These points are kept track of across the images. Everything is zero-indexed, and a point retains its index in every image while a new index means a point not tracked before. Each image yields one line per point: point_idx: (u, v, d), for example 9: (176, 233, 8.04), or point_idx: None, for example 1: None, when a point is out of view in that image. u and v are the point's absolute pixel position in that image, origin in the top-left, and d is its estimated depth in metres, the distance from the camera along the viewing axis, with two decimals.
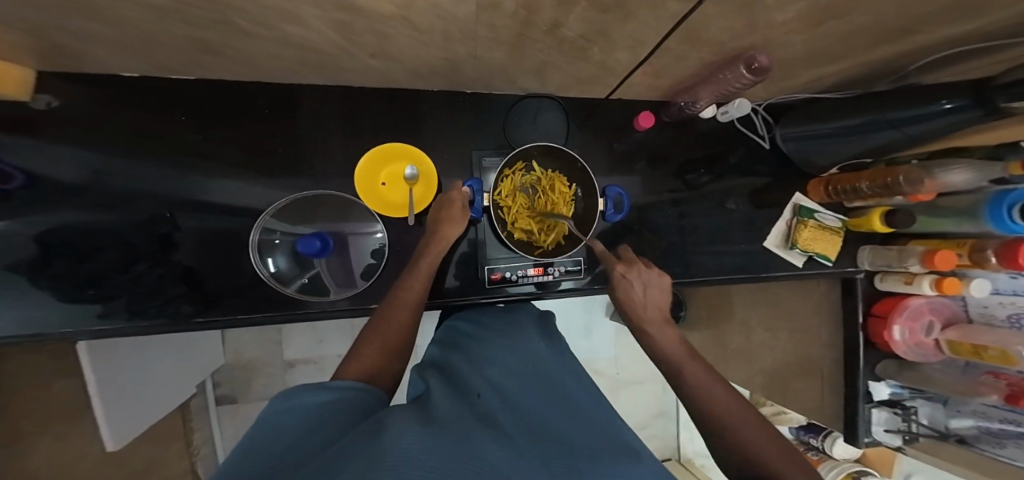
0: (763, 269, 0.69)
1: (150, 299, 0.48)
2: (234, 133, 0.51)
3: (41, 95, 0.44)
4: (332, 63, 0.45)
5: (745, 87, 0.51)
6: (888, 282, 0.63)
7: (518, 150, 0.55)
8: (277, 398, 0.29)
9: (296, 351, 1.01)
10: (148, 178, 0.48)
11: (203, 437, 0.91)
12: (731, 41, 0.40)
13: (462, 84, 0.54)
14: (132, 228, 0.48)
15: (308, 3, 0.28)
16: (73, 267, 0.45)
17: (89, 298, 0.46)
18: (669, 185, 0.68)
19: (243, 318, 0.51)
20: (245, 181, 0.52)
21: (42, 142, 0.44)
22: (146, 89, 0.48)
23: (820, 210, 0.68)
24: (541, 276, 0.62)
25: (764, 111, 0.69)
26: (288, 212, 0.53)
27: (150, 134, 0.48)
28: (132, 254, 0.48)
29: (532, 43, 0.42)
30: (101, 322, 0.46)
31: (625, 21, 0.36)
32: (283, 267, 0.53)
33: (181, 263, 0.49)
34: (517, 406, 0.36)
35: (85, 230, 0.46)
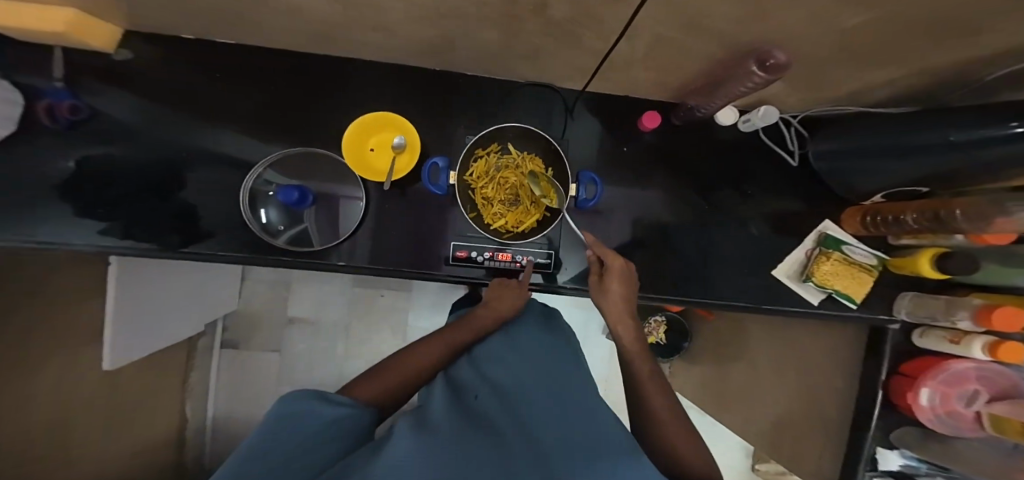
0: (776, 302, 0.61)
1: (142, 228, 0.52)
2: (244, 94, 0.55)
3: (123, 49, 0.52)
4: (332, 33, 0.47)
5: (760, 88, 0.43)
6: (930, 338, 0.53)
7: (492, 129, 0.54)
8: (286, 403, 0.32)
9: (300, 309, 1.08)
10: (173, 127, 0.53)
11: (200, 376, 1.02)
12: (745, 35, 0.35)
13: (460, 64, 0.54)
14: (149, 169, 0.53)
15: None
16: (98, 191, 0.51)
17: (96, 216, 0.51)
18: (672, 194, 0.62)
19: (226, 257, 0.54)
20: (249, 141, 0.56)
21: (99, 86, 0.51)
22: (189, 49, 0.53)
23: (850, 242, 0.59)
24: (511, 263, 0.58)
25: (798, 124, 0.61)
26: (285, 167, 0.55)
27: (172, 87, 0.53)
28: (146, 186, 0.53)
29: (520, 24, 0.40)
30: (101, 237, 0.51)
31: (616, 4, 0.33)
32: (273, 220, 0.55)
33: (186, 201, 0.54)
34: (513, 406, 0.40)
35: (114, 164, 0.52)
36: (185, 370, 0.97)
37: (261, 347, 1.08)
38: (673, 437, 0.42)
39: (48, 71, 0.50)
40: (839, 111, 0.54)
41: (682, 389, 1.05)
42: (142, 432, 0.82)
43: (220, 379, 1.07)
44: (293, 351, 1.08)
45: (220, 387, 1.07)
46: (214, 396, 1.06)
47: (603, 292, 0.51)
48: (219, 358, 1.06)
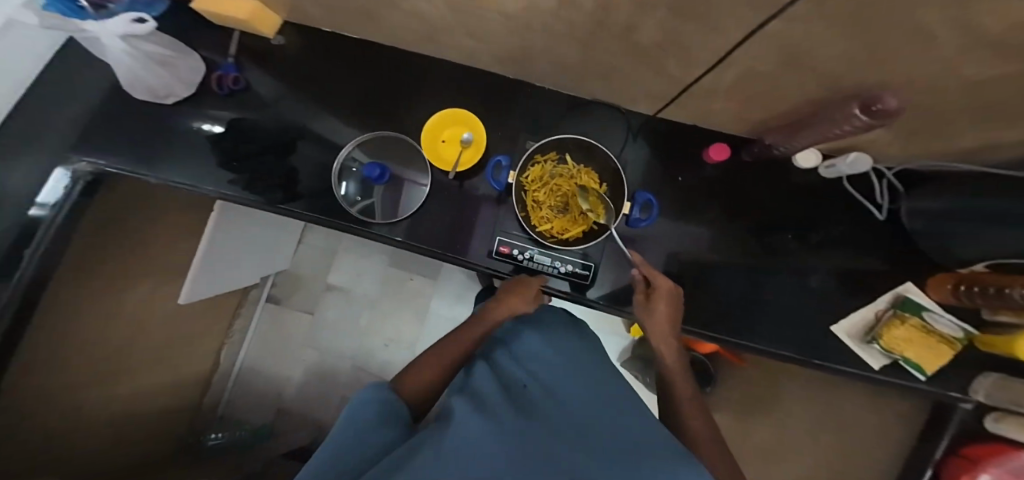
0: (830, 361, 0.57)
1: (261, 181, 0.60)
2: (350, 81, 0.64)
3: (279, 36, 0.64)
4: (434, 36, 0.53)
5: (860, 131, 0.43)
6: (1006, 424, 0.50)
7: (553, 138, 0.57)
8: (359, 401, 0.40)
9: (339, 276, 1.15)
10: (291, 103, 0.63)
11: (242, 326, 1.13)
12: (845, 72, 0.35)
13: (537, 77, 0.58)
14: (272, 134, 0.62)
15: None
16: (231, 148, 0.61)
17: (230, 168, 0.60)
18: (721, 230, 0.62)
19: (314, 218, 0.60)
20: (340, 123, 0.63)
21: (251, 63, 0.63)
22: (319, 40, 0.63)
23: (933, 310, 0.54)
24: (551, 267, 0.59)
25: (892, 178, 0.57)
26: (369, 147, 0.62)
27: (298, 71, 0.63)
28: (267, 148, 0.61)
29: (604, 44, 0.43)
30: (229, 186, 0.60)
31: (708, 32, 0.35)
32: (352, 192, 0.61)
33: (294, 165, 0.61)
34: (555, 393, 0.43)
35: (244, 125, 0.62)
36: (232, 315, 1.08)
37: (298, 307, 1.16)
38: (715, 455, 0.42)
39: (226, 50, 0.63)
40: (950, 168, 0.48)
41: None
42: (177, 364, 0.90)
43: (257, 333, 1.15)
44: (324, 316, 1.15)
45: (252, 341, 1.15)
46: (245, 348, 1.15)
47: (647, 312, 0.52)
48: (261, 312, 1.15)
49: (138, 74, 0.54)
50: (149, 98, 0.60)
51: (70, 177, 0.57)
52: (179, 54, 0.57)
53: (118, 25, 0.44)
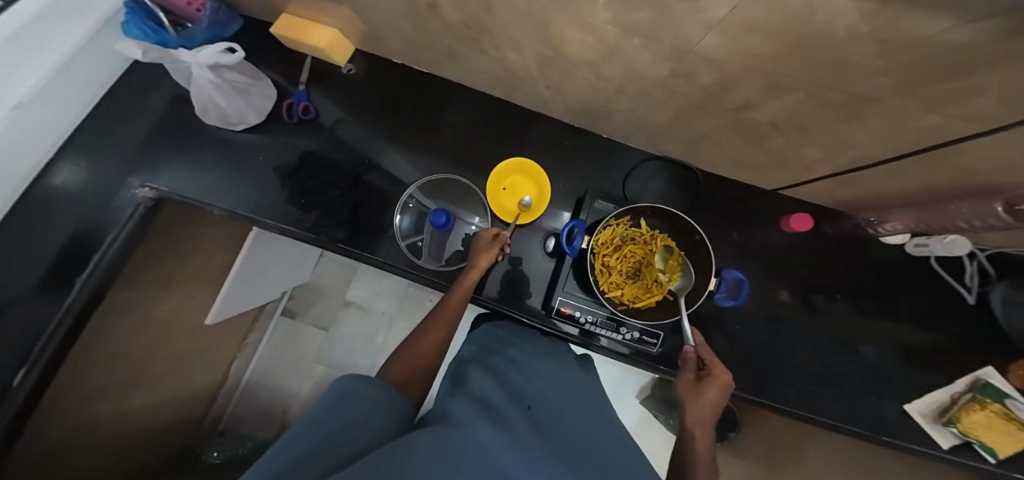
0: (887, 432, 0.55)
1: (331, 218, 0.56)
2: (404, 120, 0.61)
3: (349, 64, 0.60)
4: (511, 81, 0.49)
5: (981, 228, 0.41)
6: None
7: (630, 206, 0.55)
8: (349, 386, 0.29)
9: (358, 293, 1.12)
10: (344, 144, 0.59)
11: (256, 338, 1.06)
12: (984, 172, 0.32)
13: (608, 130, 0.55)
14: (341, 166, 0.58)
15: (524, 19, 0.31)
16: (307, 182, 0.57)
17: (299, 205, 0.56)
18: (781, 292, 0.60)
19: (374, 260, 0.56)
20: (400, 160, 0.60)
21: (311, 92, 0.59)
22: (388, 80, 0.61)
23: (1016, 396, 0.51)
24: (611, 333, 0.56)
25: (983, 260, 0.56)
26: (431, 188, 0.60)
27: (352, 106, 0.60)
28: (336, 182, 0.57)
29: (705, 116, 0.39)
30: (292, 224, 0.55)
31: (843, 121, 0.32)
32: (404, 226, 0.58)
33: (361, 200, 0.57)
34: (556, 441, 0.38)
35: (320, 159, 0.58)
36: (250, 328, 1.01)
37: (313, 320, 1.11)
38: None
39: (296, 76, 0.60)
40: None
41: None
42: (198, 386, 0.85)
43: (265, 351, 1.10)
44: (337, 334, 1.10)
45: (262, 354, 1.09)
46: (257, 360, 1.08)
47: (693, 393, 0.46)
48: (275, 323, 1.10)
49: (211, 95, 0.52)
50: (218, 124, 0.56)
51: (129, 204, 0.53)
52: (255, 82, 0.56)
53: (211, 55, 0.47)
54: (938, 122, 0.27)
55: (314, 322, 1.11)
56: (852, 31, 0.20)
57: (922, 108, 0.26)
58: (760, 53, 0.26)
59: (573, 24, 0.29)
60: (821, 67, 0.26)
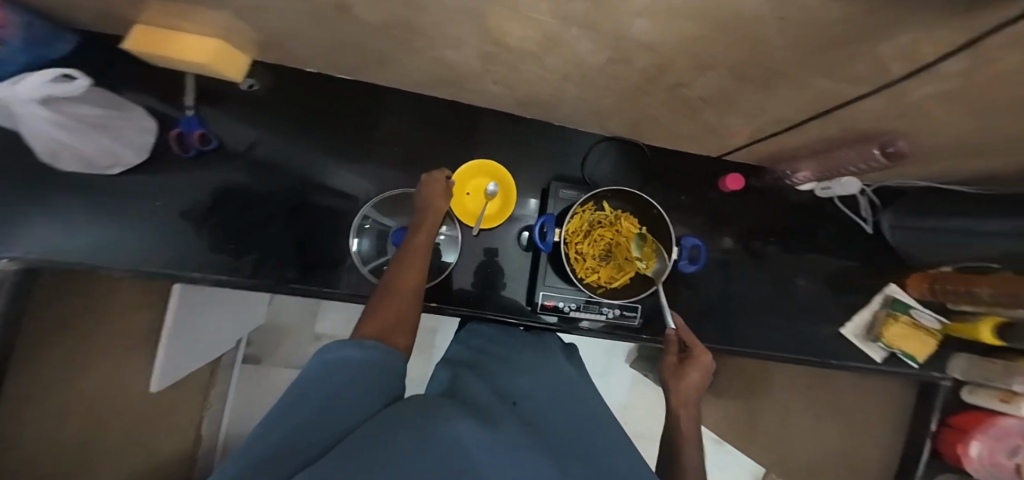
0: (829, 352, 0.64)
1: (269, 261, 0.53)
2: (344, 132, 0.57)
3: (248, 78, 0.54)
4: (456, 81, 0.47)
5: (868, 170, 0.48)
6: (977, 395, 0.62)
7: (593, 192, 0.58)
8: (334, 354, 0.27)
9: (326, 325, 1.05)
10: (283, 165, 0.55)
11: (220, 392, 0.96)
12: (867, 122, 0.37)
13: (557, 117, 0.56)
14: (272, 197, 0.55)
15: (453, 24, 0.30)
16: (230, 222, 0.53)
17: (226, 251, 0.52)
18: (731, 246, 0.65)
19: (330, 294, 0.54)
20: (355, 179, 0.57)
21: (219, 113, 0.54)
22: (303, 91, 0.56)
23: (916, 307, 0.62)
24: (598, 315, 0.61)
25: (872, 194, 0.65)
26: (387, 205, 0.57)
27: (282, 125, 0.55)
28: (269, 218, 0.54)
29: (646, 95, 0.41)
30: (227, 273, 0.52)
31: (761, 90, 0.35)
32: (364, 249, 0.56)
33: (301, 234, 0.55)
34: (551, 425, 0.38)
35: (240, 193, 0.53)
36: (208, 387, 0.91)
37: (283, 362, 1.03)
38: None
39: (178, 98, 0.53)
40: (909, 183, 0.56)
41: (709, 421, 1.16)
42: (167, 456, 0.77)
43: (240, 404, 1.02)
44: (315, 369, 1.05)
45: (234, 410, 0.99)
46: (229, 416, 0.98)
47: (677, 376, 0.49)
48: (238, 375, 1.00)
49: (58, 138, 0.40)
50: (77, 168, 0.46)
51: None
52: (116, 113, 0.46)
53: (43, 86, 0.34)
54: (838, 83, 0.31)
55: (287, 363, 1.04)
56: (758, 11, 0.21)
57: (821, 72, 0.29)
58: (690, 38, 0.27)
59: (509, 24, 0.28)
60: (743, 45, 0.27)
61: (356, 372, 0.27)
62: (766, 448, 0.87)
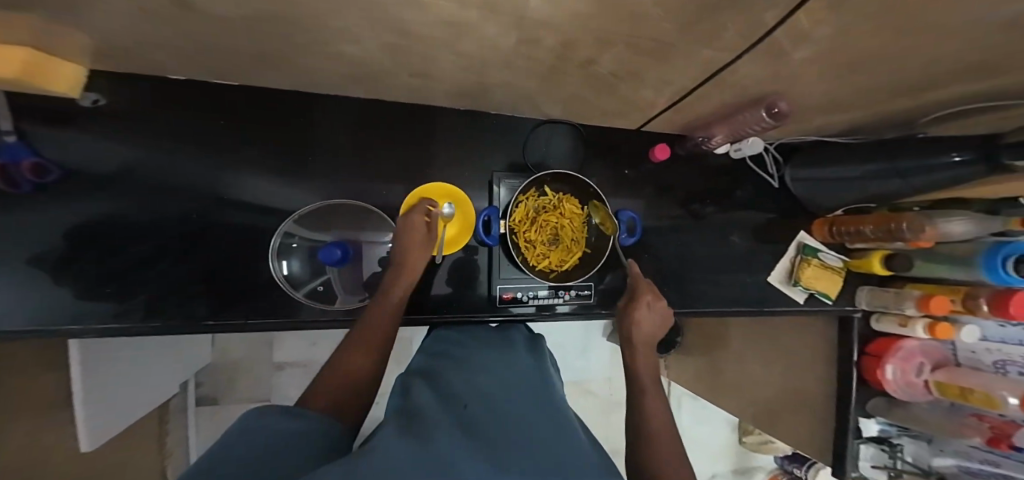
0: (762, 301, 0.73)
1: (166, 301, 0.49)
2: (261, 134, 0.53)
3: (89, 93, 0.46)
4: (369, 79, 0.46)
5: (764, 129, 0.55)
6: (883, 322, 0.71)
7: (536, 176, 0.60)
8: (252, 421, 0.29)
9: (287, 353, 1.11)
10: (197, 179, 0.51)
11: (179, 439, 0.99)
12: (754, 87, 0.42)
13: (490, 104, 0.58)
14: (156, 227, 0.49)
15: (356, 24, 0.29)
16: (99, 264, 0.47)
17: (102, 296, 0.47)
18: (672, 212, 0.71)
19: (259, 324, 0.53)
20: (269, 188, 0.54)
21: (98, 126, 0.46)
22: (181, 97, 0.50)
23: (822, 249, 0.72)
24: (553, 298, 0.65)
25: (775, 150, 0.73)
26: (311, 220, 0.56)
27: (183, 132, 0.50)
28: (159, 252, 0.49)
29: (566, 75, 0.43)
30: (112, 321, 0.47)
31: (661, 63, 0.38)
32: (296, 271, 0.55)
33: (206, 264, 0.52)
34: (501, 412, 0.40)
35: (107, 227, 0.47)
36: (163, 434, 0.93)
37: (246, 396, 1.09)
38: (660, 444, 0.41)
39: None
40: (804, 139, 0.65)
41: (679, 377, 1.28)
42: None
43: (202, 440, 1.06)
44: (282, 397, 1.11)
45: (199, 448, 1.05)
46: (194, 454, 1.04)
47: (635, 320, 0.53)
48: (196, 417, 1.05)
49: None
50: None
51: None
52: None
53: None
54: (722, 53, 0.35)
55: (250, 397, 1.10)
56: None
57: (703, 43, 0.33)
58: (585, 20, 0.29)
59: (412, 18, 0.28)
60: (633, 24, 0.30)
61: (278, 437, 0.29)
62: (734, 398, 1.05)
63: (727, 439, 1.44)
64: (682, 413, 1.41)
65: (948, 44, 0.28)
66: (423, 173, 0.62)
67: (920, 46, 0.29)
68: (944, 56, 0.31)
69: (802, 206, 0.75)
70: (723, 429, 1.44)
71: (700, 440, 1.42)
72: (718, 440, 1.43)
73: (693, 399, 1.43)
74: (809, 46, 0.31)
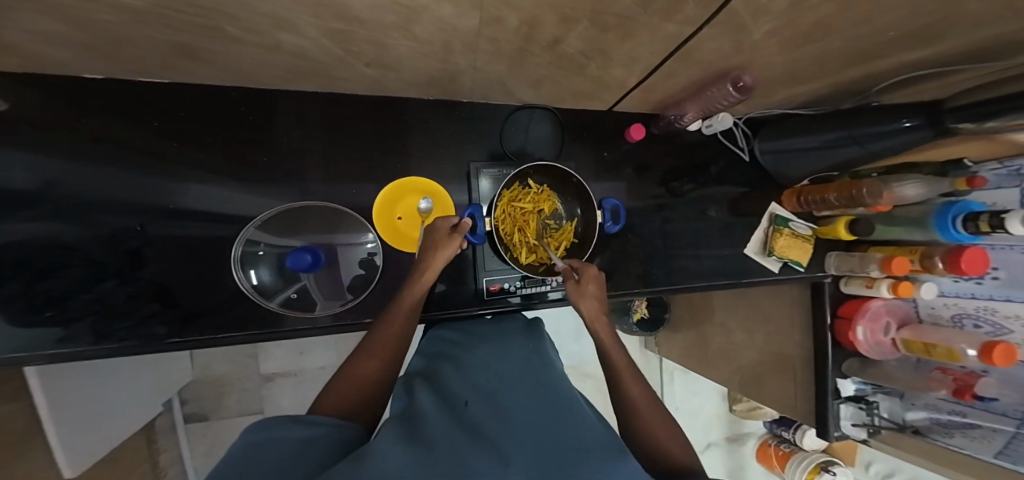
0: (741, 273, 0.76)
1: (118, 321, 0.47)
2: (223, 133, 0.51)
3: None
4: (323, 69, 0.44)
5: (731, 104, 0.56)
6: (852, 285, 0.75)
7: (520, 170, 0.60)
8: (261, 430, 0.28)
9: (273, 364, 1.07)
10: (160, 183, 0.49)
11: (170, 458, 0.97)
12: (717, 61, 0.43)
13: (461, 91, 0.57)
14: (98, 243, 0.46)
15: (304, 11, 0.29)
16: (32, 289, 0.43)
17: (45, 321, 0.44)
18: (651, 192, 0.73)
19: (228, 338, 0.51)
20: (222, 193, 0.51)
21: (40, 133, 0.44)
22: (114, 99, 0.46)
23: (793, 219, 0.75)
24: (541, 286, 0.65)
25: (744, 124, 0.75)
26: (276, 226, 0.53)
27: (134, 136, 0.47)
28: (99, 273, 0.46)
29: (533, 56, 0.43)
30: (61, 346, 0.44)
31: (624, 39, 0.38)
32: (266, 280, 0.53)
33: (154, 280, 0.49)
34: (504, 403, 0.40)
35: (43, 246, 0.44)
36: (151, 455, 0.91)
37: (237, 412, 1.06)
38: (661, 439, 0.44)
39: None
40: (768, 112, 0.68)
41: (671, 352, 1.32)
42: None
43: (196, 458, 1.03)
44: (275, 407, 1.07)
45: (197, 465, 1.03)
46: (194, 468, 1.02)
47: (581, 295, 0.55)
48: (186, 436, 1.01)
49: None
50: None
51: None
52: None
53: None
54: (680, 26, 0.35)
55: (239, 410, 1.06)
56: None
57: (661, 17, 0.33)
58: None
59: (361, 3, 0.27)
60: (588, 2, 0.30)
61: (289, 445, 0.28)
62: (721, 366, 1.10)
63: (719, 408, 1.50)
64: (675, 388, 1.46)
65: (881, 12, 0.30)
66: (399, 164, 0.61)
67: (856, 15, 0.31)
68: (882, 26, 0.33)
69: (772, 177, 0.77)
70: (714, 399, 1.50)
71: (693, 411, 1.48)
72: (710, 410, 1.49)
73: (684, 373, 1.48)
74: (757, 18, 0.32)
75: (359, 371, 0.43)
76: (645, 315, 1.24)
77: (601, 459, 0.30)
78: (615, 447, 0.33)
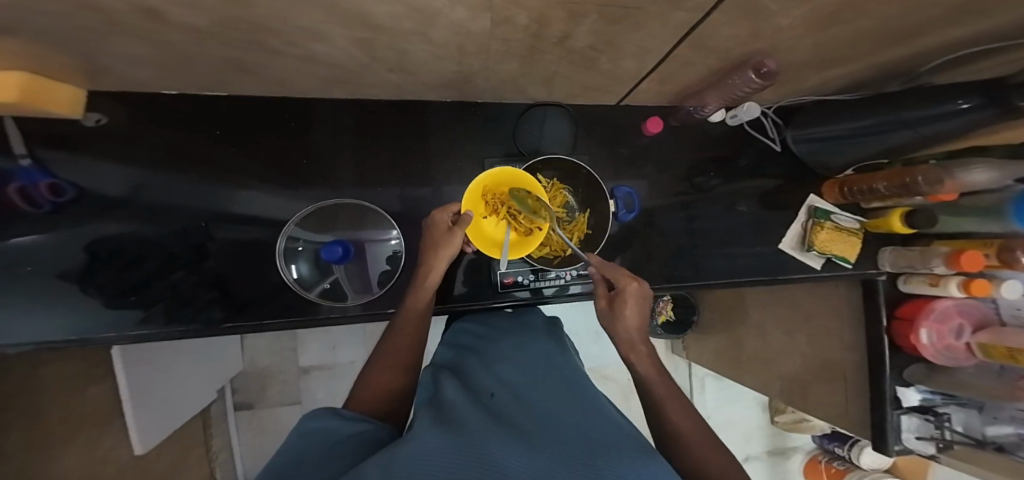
0: (776, 270, 0.70)
1: (185, 306, 0.52)
2: (257, 142, 0.56)
3: (93, 112, 0.49)
4: (352, 77, 0.47)
5: (755, 91, 0.53)
6: (913, 283, 0.68)
7: (529, 165, 0.61)
8: (311, 420, 0.33)
9: (311, 357, 1.15)
10: (205, 188, 0.53)
11: (221, 442, 1.05)
12: (737, 47, 0.41)
13: (476, 93, 0.59)
14: (163, 240, 0.52)
15: (324, 23, 0.31)
16: (119, 276, 0.50)
17: (131, 303, 0.50)
18: (676, 187, 0.70)
19: (272, 324, 0.56)
20: (260, 196, 0.56)
21: (113, 144, 0.50)
22: (176, 110, 0.52)
23: (836, 211, 0.70)
24: (556, 279, 0.65)
25: (774, 114, 0.71)
26: (312, 222, 0.57)
27: (186, 146, 0.53)
28: (173, 263, 0.52)
29: (544, 54, 0.43)
30: (141, 327, 0.51)
31: (634, 30, 0.37)
32: (304, 274, 0.57)
33: (215, 271, 0.54)
34: (526, 395, 0.41)
35: (128, 241, 0.51)
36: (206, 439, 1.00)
37: (278, 402, 1.14)
38: (694, 444, 0.42)
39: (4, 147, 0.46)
40: (799, 99, 0.63)
41: (702, 356, 1.26)
42: None
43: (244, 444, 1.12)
44: (312, 399, 1.15)
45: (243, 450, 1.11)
46: (240, 455, 1.11)
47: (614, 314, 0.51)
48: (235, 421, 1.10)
49: None
50: None
51: None
52: None
53: None
54: (693, 13, 0.34)
55: (282, 401, 1.14)
56: None
57: (670, 6, 0.32)
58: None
59: (376, 12, 0.29)
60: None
61: (331, 441, 0.32)
62: (757, 371, 1.03)
63: (760, 421, 1.40)
64: (708, 397, 1.39)
65: None
66: (423, 165, 0.63)
67: None
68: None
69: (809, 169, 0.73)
70: (754, 410, 1.41)
71: (731, 422, 1.39)
72: (750, 421, 1.40)
73: (717, 380, 1.41)
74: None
75: (387, 376, 0.46)
76: (670, 317, 1.22)
77: (634, 456, 0.30)
78: (643, 445, 0.34)
